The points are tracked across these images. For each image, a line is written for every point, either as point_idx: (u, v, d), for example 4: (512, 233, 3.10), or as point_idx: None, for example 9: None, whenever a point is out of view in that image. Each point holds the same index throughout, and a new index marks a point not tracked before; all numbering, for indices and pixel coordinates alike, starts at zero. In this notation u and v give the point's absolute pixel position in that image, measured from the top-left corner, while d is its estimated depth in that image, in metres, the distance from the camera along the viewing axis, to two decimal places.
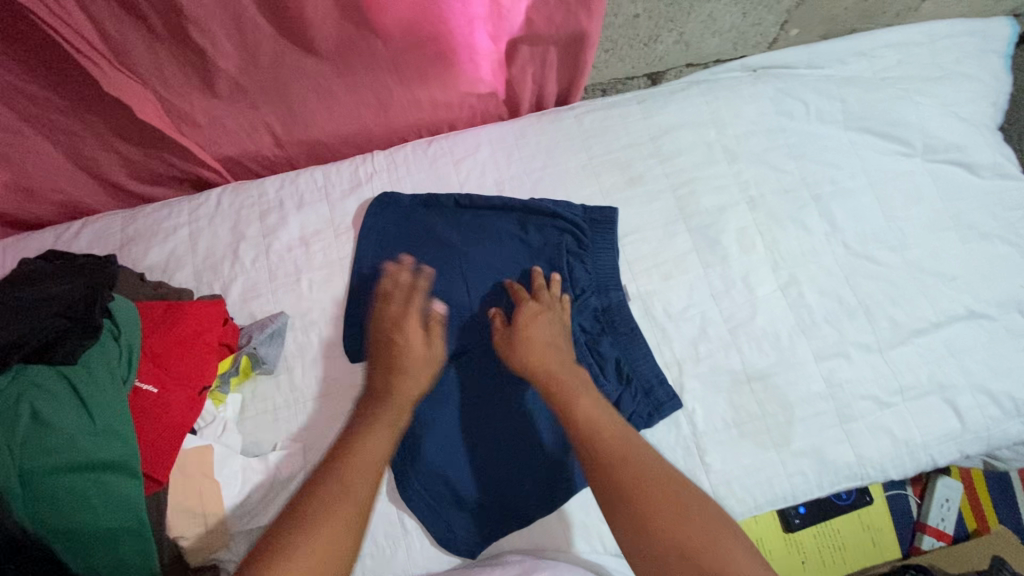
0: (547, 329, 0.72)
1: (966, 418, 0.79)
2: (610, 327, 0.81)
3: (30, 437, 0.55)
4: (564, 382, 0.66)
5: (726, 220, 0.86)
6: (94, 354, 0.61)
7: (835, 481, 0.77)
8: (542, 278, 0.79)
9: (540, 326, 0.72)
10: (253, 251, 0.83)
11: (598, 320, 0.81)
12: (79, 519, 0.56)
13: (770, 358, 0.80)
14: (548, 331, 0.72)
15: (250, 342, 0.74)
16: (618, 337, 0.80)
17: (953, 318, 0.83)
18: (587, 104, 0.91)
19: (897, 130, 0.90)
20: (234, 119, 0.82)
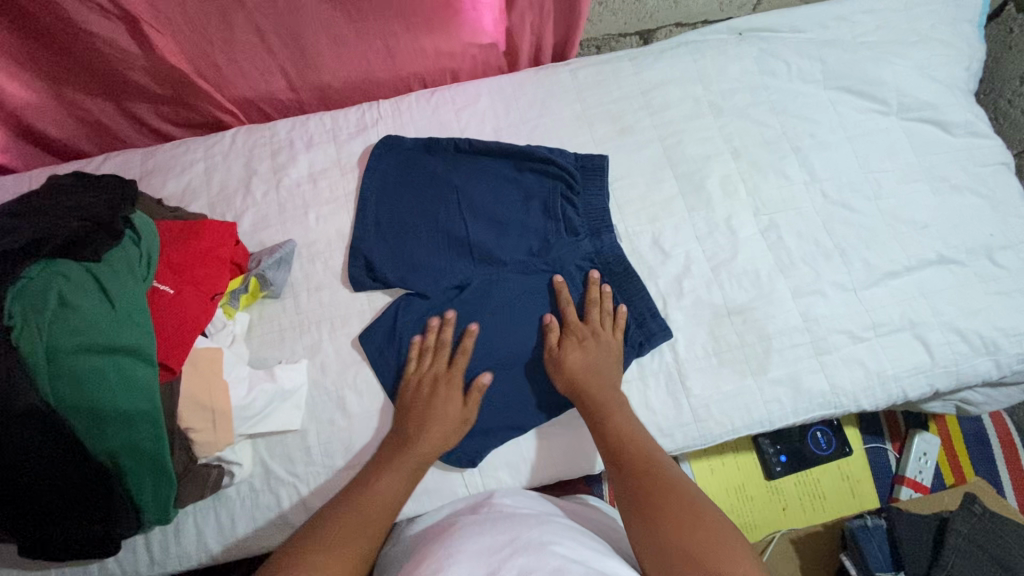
0: (600, 354, 0.77)
1: (936, 353, 0.83)
2: (605, 268, 0.85)
3: (57, 317, 0.60)
4: (601, 403, 0.74)
5: (711, 167, 0.91)
6: (116, 253, 0.66)
7: (810, 408, 0.81)
8: (595, 289, 0.82)
9: (586, 356, 0.77)
10: (264, 186, 0.88)
11: (593, 261, 0.86)
12: (98, 397, 0.61)
13: (749, 294, 0.84)
14: (596, 359, 0.77)
15: (259, 265, 0.79)
16: (612, 276, 0.84)
17: (925, 262, 0.88)
18: (582, 61, 0.97)
19: (874, 89, 0.95)
20: (251, 60, 0.89)
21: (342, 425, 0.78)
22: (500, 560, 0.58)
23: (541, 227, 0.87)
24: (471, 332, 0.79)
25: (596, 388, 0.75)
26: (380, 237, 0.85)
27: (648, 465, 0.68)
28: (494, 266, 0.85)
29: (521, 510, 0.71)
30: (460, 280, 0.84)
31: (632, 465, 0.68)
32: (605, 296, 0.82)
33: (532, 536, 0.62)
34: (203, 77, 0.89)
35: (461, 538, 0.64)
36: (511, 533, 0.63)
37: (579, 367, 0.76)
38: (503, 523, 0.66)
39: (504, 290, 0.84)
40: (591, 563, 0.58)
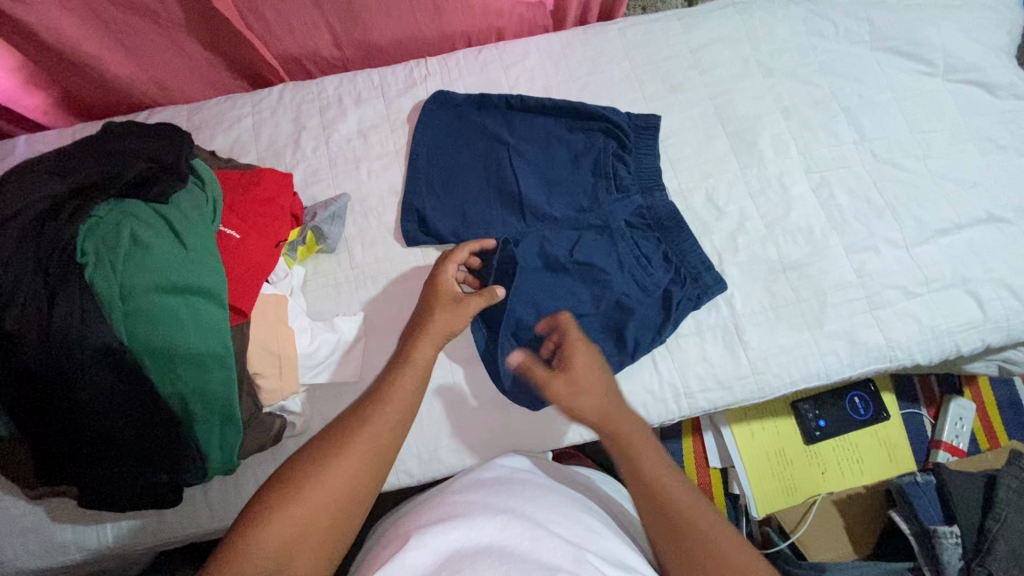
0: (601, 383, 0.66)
1: (988, 309, 0.84)
2: (657, 225, 0.84)
3: (130, 257, 0.58)
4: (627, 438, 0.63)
5: (762, 126, 0.91)
6: (183, 196, 0.64)
7: (865, 362, 0.81)
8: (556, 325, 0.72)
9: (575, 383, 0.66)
10: (314, 140, 0.87)
11: (644, 218, 0.84)
12: (172, 338, 0.59)
13: (804, 250, 0.84)
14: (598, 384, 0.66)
15: (314, 219, 0.78)
16: (665, 233, 0.83)
17: (973, 221, 0.88)
18: (630, 20, 0.96)
19: (921, 50, 0.95)
20: (299, 16, 0.87)
21: None
22: (495, 532, 0.51)
23: (592, 184, 0.86)
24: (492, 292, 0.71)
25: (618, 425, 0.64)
26: (432, 192, 0.84)
27: (678, 501, 0.58)
28: (545, 222, 0.83)
29: (520, 476, 0.65)
30: (513, 236, 0.82)
31: (669, 501, 0.58)
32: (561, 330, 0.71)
33: (535, 506, 0.57)
34: (250, 30, 0.87)
35: (450, 503, 0.58)
36: (504, 500, 0.57)
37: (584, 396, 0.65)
38: (496, 490, 0.60)
39: (556, 247, 0.82)
40: (586, 545, 0.53)
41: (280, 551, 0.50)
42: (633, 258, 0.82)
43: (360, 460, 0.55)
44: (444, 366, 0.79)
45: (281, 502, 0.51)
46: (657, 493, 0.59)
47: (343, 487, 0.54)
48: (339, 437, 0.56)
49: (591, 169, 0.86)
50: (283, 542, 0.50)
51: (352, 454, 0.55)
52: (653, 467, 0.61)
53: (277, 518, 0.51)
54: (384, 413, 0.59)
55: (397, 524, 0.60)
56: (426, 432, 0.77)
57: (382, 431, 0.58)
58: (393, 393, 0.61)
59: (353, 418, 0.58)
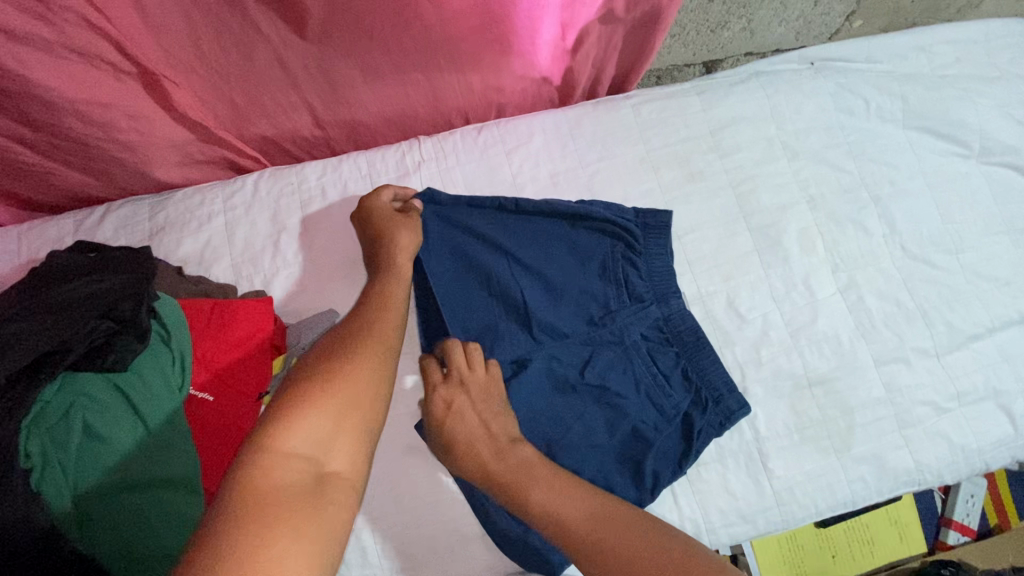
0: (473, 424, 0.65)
1: (1019, 423, 0.79)
2: (675, 338, 0.77)
3: (86, 452, 0.51)
4: (506, 475, 0.61)
5: (787, 219, 0.84)
6: (145, 360, 0.56)
7: (894, 487, 0.76)
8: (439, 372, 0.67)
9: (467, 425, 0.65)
10: (295, 243, 0.78)
11: (661, 331, 0.78)
12: (139, 543, 0.51)
13: (831, 363, 0.79)
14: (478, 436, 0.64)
15: (298, 342, 0.70)
16: (684, 348, 0.77)
17: (1006, 323, 0.83)
18: (644, 94, 0.88)
19: (955, 131, 0.88)
20: (274, 100, 0.76)
21: (398, 521, 0.71)
22: None
23: (600, 291, 0.78)
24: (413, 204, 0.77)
25: (496, 469, 0.62)
26: (432, 307, 0.77)
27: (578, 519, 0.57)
28: (553, 338, 0.76)
29: None
30: (521, 354, 0.76)
31: (571, 528, 0.57)
32: (468, 368, 0.67)
33: None
34: (217, 118, 0.76)
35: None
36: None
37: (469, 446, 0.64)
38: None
39: (566, 366, 0.76)
40: None
41: (327, 434, 0.47)
42: (649, 380, 0.75)
43: (379, 343, 0.54)
44: (446, 505, 0.72)
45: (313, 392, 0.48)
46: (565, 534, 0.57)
47: (373, 372, 0.51)
48: (354, 335, 0.54)
49: (597, 277, 0.79)
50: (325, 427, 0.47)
51: (370, 342, 0.54)
52: (544, 497, 0.59)
53: (313, 407, 0.47)
54: (387, 312, 0.59)
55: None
56: None
57: (389, 326, 0.57)
58: (388, 300, 0.61)
59: (357, 321, 0.57)
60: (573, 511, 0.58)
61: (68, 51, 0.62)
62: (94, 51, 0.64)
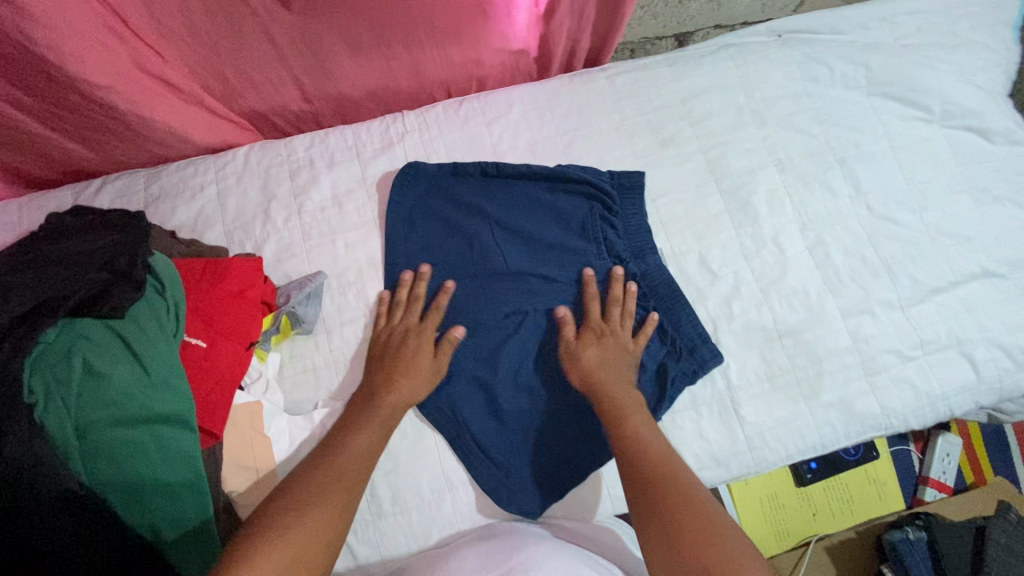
0: (608, 347, 0.74)
1: (981, 370, 0.83)
2: (651, 292, 0.81)
3: (85, 388, 0.53)
4: (617, 399, 0.69)
5: (756, 181, 0.87)
6: (141, 307, 0.59)
7: (861, 431, 0.80)
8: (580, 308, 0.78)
9: (602, 354, 0.74)
10: (284, 211, 0.81)
11: (638, 286, 0.81)
12: (138, 473, 0.55)
13: (800, 315, 0.82)
14: (612, 359, 0.74)
15: (289, 301, 0.73)
16: (660, 301, 0.80)
17: (968, 276, 0.87)
18: (618, 66, 0.92)
19: (917, 96, 0.92)
20: (263, 73, 0.80)
21: (387, 470, 0.74)
22: None
23: (579, 251, 0.82)
24: (456, 336, 0.75)
25: (613, 391, 0.70)
26: (417, 268, 0.80)
27: (649, 457, 0.63)
28: (536, 295, 0.80)
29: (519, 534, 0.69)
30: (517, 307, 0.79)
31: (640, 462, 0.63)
32: (629, 296, 0.79)
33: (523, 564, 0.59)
34: (207, 89, 0.81)
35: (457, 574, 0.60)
36: (512, 560, 0.61)
37: (592, 358, 0.73)
38: (504, 552, 0.63)
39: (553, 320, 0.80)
40: None
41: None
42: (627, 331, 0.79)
43: (342, 487, 0.58)
44: (432, 454, 0.75)
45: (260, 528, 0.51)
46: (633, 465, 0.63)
47: (332, 516, 0.55)
48: (319, 473, 0.59)
49: (575, 237, 0.82)
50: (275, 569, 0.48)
51: (333, 482, 0.58)
52: (635, 431, 0.66)
53: (265, 548, 0.49)
54: (357, 446, 0.63)
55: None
56: (416, 529, 0.73)
57: (354, 461, 0.62)
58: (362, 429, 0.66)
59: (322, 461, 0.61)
60: (651, 451, 0.63)
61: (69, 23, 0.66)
62: (89, 24, 0.67)
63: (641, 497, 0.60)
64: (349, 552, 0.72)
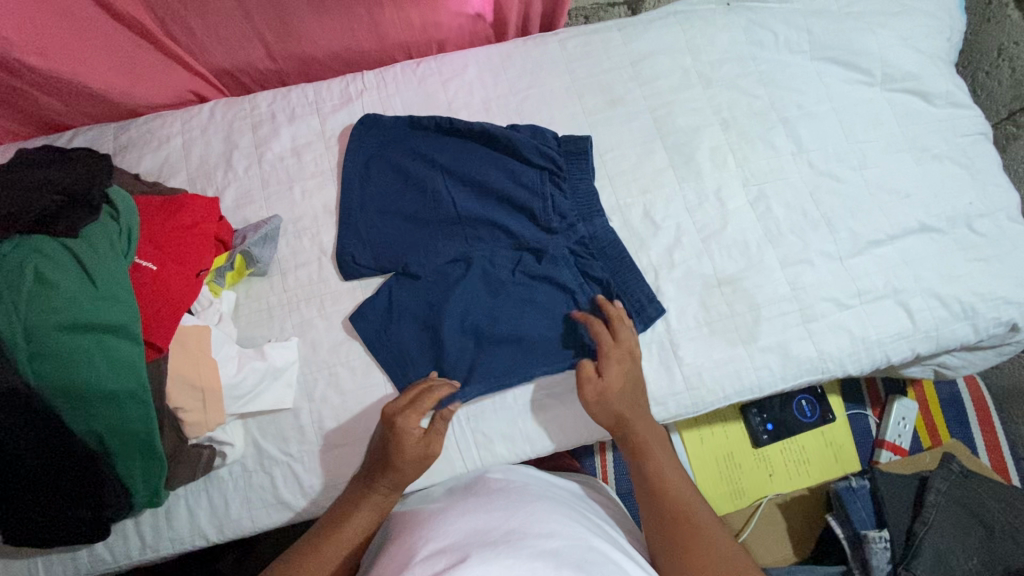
0: (627, 385, 0.74)
1: (917, 318, 0.85)
2: (599, 254, 0.83)
3: (34, 296, 0.57)
4: (641, 436, 0.72)
5: (700, 139, 0.91)
6: (94, 228, 0.63)
7: (798, 375, 0.83)
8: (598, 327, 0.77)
9: (623, 382, 0.74)
10: (245, 160, 0.85)
11: (586, 248, 0.84)
12: (83, 377, 0.58)
13: (739, 264, 0.85)
14: (630, 388, 0.74)
15: (244, 242, 0.77)
16: (608, 262, 0.83)
17: (907, 231, 0.89)
18: (570, 30, 0.96)
19: (859, 60, 0.96)
20: (228, 28, 0.85)
21: (335, 403, 0.77)
22: (490, 548, 0.53)
23: (530, 210, 0.84)
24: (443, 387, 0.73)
25: (637, 428, 0.73)
26: (370, 214, 0.84)
27: (672, 490, 0.68)
28: (485, 245, 0.83)
29: (526, 487, 0.69)
30: (464, 253, 0.82)
31: (662, 496, 0.67)
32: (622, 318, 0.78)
33: (528, 520, 0.59)
34: (174, 41, 0.85)
35: (458, 533, 0.57)
36: (511, 520, 0.58)
37: (614, 398, 0.73)
38: (509, 509, 0.62)
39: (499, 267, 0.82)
40: (583, 552, 0.55)
41: None
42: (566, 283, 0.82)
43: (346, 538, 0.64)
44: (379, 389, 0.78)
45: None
46: (656, 494, 0.68)
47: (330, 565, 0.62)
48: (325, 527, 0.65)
49: (523, 197, 0.84)
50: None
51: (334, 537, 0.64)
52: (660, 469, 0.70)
53: None
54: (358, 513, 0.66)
55: (398, 545, 0.59)
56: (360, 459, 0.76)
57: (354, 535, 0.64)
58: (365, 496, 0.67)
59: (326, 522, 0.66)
60: (676, 491, 0.68)
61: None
62: None
63: (660, 526, 0.65)
64: (296, 482, 0.75)
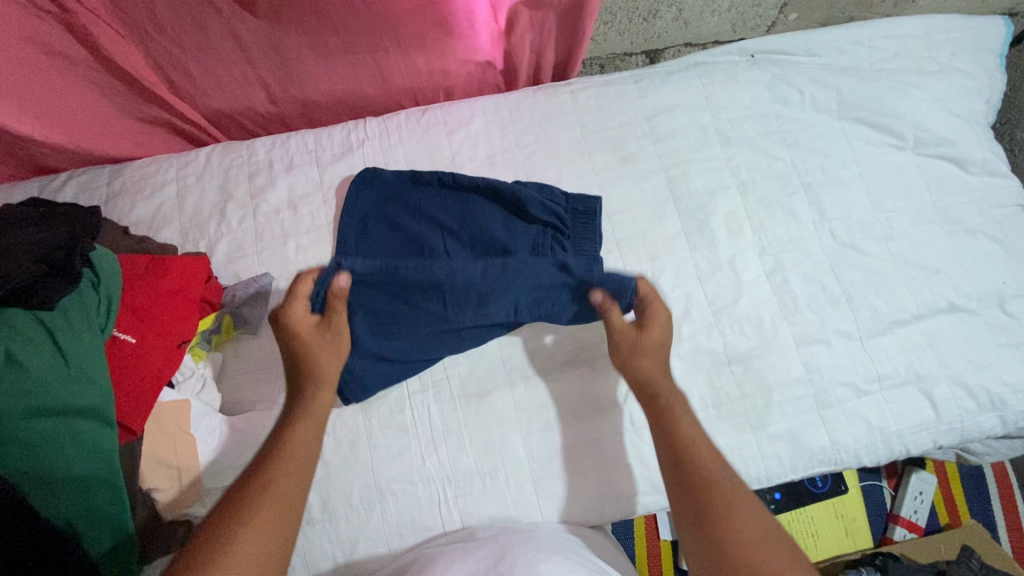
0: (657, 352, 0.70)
1: (941, 409, 0.80)
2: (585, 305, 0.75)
3: (4, 378, 0.55)
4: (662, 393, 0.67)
5: (716, 203, 0.86)
6: (72, 300, 0.60)
7: (809, 465, 0.78)
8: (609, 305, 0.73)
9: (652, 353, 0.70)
10: (240, 211, 0.83)
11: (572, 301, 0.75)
12: (51, 462, 0.56)
13: (751, 341, 0.80)
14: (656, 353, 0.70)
15: (233, 300, 0.76)
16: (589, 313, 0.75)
17: (934, 310, 0.83)
18: (584, 81, 0.91)
19: (890, 122, 0.90)
20: (227, 74, 0.81)
21: (319, 474, 0.74)
22: None
23: (528, 266, 0.76)
24: (340, 284, 0.71)
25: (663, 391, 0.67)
26: None
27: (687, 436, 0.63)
28: None
29: (507, 526, 0.72)
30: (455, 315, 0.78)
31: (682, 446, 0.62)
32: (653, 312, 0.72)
33: (518, 557, 0.62)
34: (171, 85, 0.82)
35: None
36: (500, 565, 0.61)
37: (642, 360, 0.70)
38: (496, 552, 0.64)
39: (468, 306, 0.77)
40: None
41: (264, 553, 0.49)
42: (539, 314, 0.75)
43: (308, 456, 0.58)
44: (365, 461, 0.75)
45: (247, 512, 0.51)
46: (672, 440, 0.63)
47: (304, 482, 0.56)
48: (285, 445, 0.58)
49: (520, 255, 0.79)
50: (288, 500, 0.54)
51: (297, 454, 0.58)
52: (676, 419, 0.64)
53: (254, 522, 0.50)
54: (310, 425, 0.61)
55: None
56: (343, 536, 0.73)
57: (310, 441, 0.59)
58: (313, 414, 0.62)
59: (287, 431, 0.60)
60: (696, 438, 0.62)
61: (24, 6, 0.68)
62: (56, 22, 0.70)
63: (683, 491, 0.60)
64: None
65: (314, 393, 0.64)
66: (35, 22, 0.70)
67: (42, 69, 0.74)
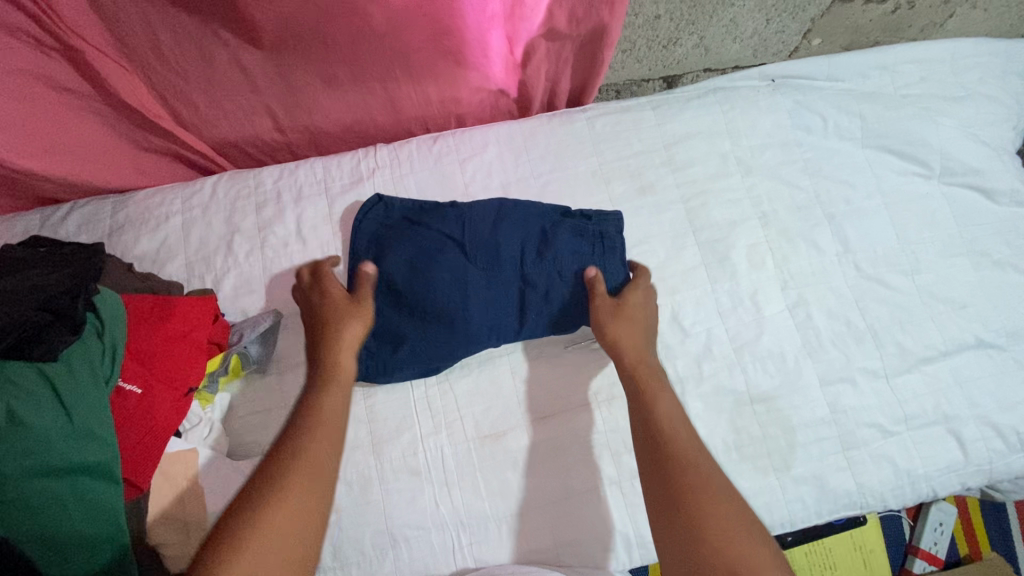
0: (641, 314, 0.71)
1: (969, 451, 0.78)
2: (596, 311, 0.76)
3: (5, 438, 0.52)
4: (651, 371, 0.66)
5: (737, 235, 0.83)
6: (75, 351, 0.58)
7: (834, 508, 0.76)
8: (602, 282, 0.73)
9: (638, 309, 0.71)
10: (247, 245, 0.80)
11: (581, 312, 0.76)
12: (53, 525, 0.53)
13: (774, 380, 0.78)
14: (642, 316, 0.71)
15: (240, 340, 0.72)
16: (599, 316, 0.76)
17: (961, 346, 0.81)
18: (600, 107, 0.89)
19: (916, 150, 0.87)
20: (233, 104, 0.79)
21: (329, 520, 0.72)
22: None
23: (541, 285, 0.74)
24: (367, 272, 0.73)
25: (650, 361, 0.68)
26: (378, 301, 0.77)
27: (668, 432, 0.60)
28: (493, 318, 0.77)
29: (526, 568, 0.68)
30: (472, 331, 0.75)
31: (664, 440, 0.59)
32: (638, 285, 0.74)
33: None
34: (175, 116, 0.79)
35: None
36: None
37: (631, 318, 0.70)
38: None
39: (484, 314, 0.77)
40: None
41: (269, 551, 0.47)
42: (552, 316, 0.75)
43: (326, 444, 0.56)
44: (377, 505, 0.73)
45: (257, 507, 0.49)
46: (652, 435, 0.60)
47: (320, 471, 0.53)
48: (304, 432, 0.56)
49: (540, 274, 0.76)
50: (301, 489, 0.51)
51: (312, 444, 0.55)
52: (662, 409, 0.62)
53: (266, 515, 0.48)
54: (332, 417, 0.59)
55: None
56: None
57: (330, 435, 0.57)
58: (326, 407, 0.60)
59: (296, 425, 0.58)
60: (675, 430, 0.60)
61: (23, 41, 0.65)
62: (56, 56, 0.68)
63: (655, 481, 0.57)
64: None
65: (325, 384, 0.62)
66: (34, 57, 0.67)
67: (39, 102, 0.72)
